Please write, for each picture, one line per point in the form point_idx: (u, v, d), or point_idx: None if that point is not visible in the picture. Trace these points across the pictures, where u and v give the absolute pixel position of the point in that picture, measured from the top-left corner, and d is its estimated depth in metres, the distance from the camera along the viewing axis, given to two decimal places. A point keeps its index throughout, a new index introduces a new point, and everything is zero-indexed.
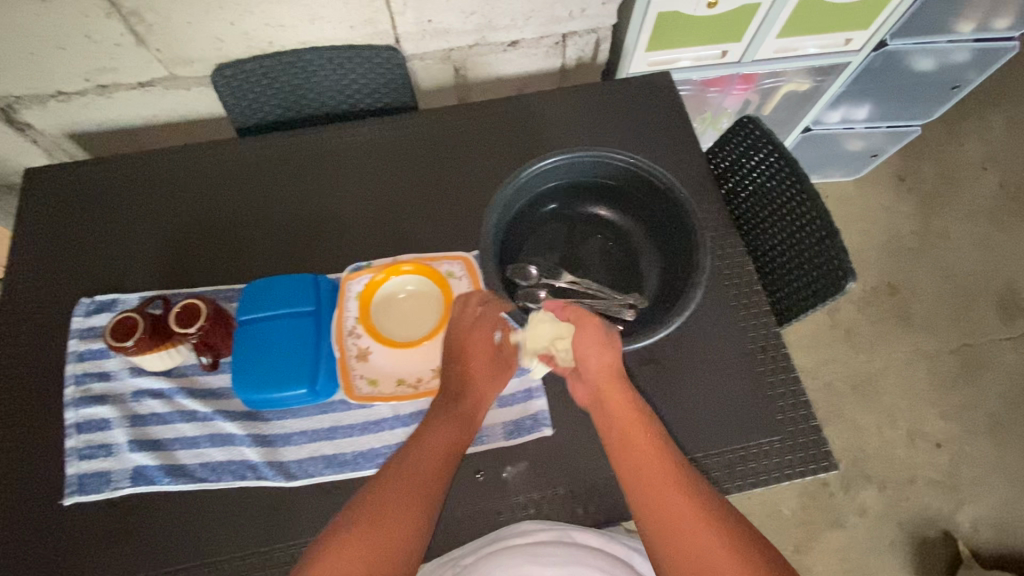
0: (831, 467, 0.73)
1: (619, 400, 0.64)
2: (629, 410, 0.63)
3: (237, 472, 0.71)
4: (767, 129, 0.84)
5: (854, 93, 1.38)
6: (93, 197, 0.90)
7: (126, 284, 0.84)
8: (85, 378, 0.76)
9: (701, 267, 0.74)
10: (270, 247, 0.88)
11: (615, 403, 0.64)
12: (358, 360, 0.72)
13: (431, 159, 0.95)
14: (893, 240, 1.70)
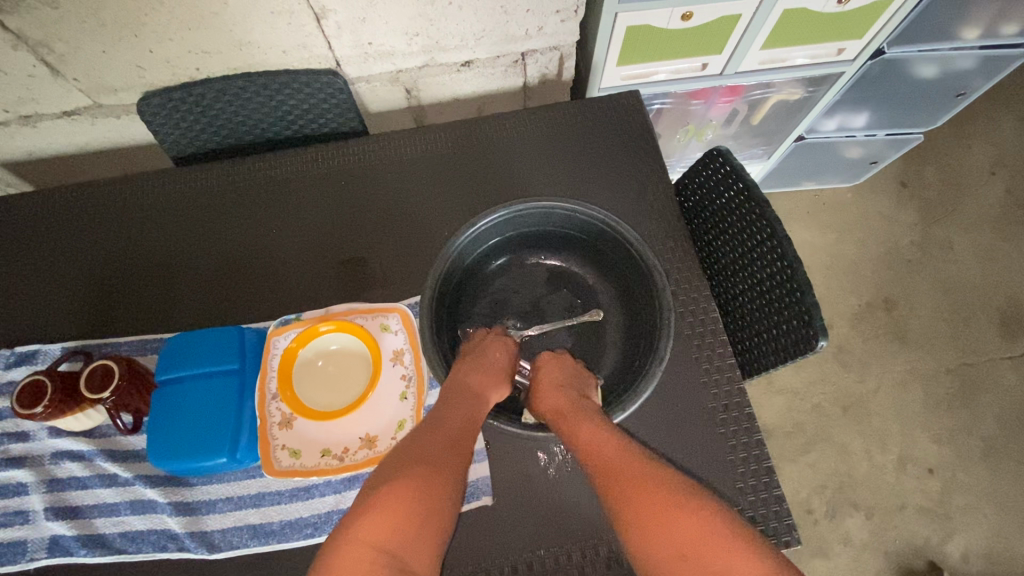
0: (793, 541, 0.67)
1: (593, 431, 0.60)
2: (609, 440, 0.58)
3: (157, 543, 0.67)
4: (738, 164, 0.76)
5: (849, 102, 1.29)
6: (26, 238, 0.86)
7: (53, 332, 0.80)
8: (3, 438, 0.72)
9: (662, 344, 0.67)
10: (205, 294, 0.83)
11: (590, 432, 0.60)
12: (281, 428, 0.67)
13: (379, 192, 0.88)
14: (891, 252, 1.61)
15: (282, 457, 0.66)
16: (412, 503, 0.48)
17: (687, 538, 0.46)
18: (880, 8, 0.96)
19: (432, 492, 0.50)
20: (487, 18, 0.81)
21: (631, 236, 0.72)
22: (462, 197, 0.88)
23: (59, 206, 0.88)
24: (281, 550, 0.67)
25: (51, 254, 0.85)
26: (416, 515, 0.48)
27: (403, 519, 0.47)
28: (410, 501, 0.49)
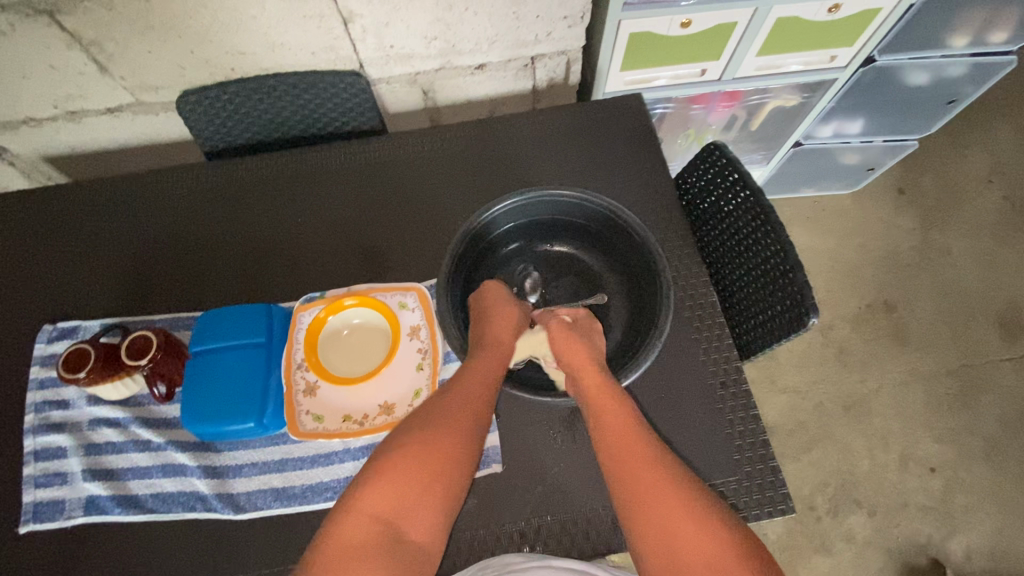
0: (788, 510, 0.70)
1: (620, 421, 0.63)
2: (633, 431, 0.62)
3: (187, 504, 0.72)
4: (734, 157, 0.81)
5: (845, 108, 1.34)
6: (66, 225, 0.92)
7: (92, 311, 0.86)
8: (44, 406, 0.77)
9: (662, 325, 0.71)
10: (233, 276, 0.88)
11: (614, 421, 0.63)
12: (306, 395, 0.72)
13: (397, 185, 0.94)
14: (890, 256, 1.65)
15: (310, 420, 0.71)
16: (443, 451, 0.58)
17: (678, 532, 0.52)
18: (869, 17, 1.02)
19: (460, 439, 0.59)
20: (500, 23, 0.87)
21: (637, 226, 0.76)
22: (473, 189, 0.93)
23: (100, 196, 0.95)
24: (302, 512, 0.71)
25: (91, 239, 0.92)
26: (448, 456, 0.58)
27: (435, 463, 0.57)
28: (442, 448, 0.58)
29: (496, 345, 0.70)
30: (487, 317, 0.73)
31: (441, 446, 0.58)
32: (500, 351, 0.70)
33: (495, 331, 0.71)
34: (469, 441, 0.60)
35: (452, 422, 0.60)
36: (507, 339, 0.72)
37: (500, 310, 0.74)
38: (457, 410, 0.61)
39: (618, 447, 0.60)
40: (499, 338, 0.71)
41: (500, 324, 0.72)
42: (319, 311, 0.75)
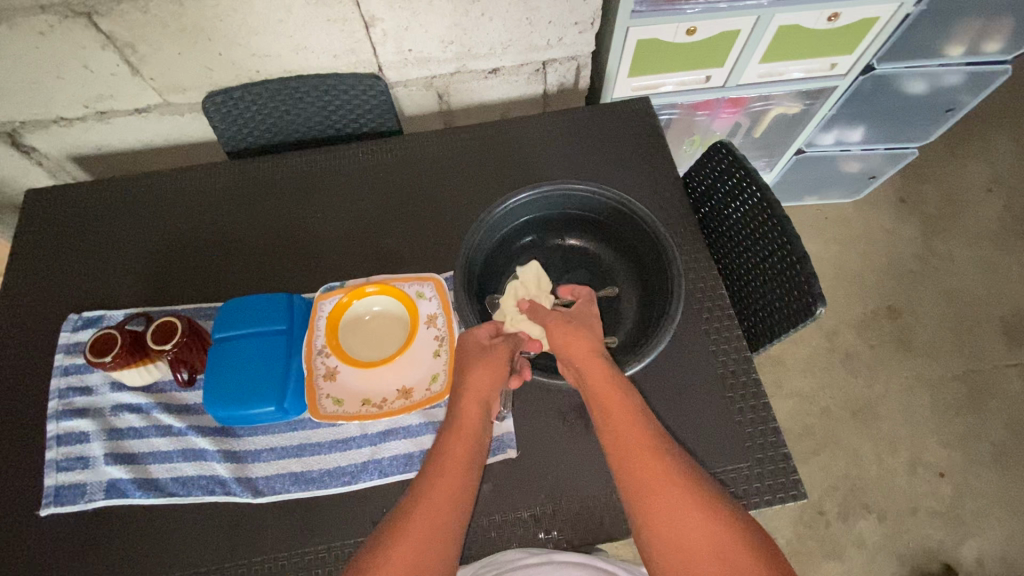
0: (800, 495, 0.71)
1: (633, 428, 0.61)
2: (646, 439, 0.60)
3: (206, 488, 0.73)
4: (740, 155, 0.85)
5: (846, 116, 1.38)
6: (91, 220, 0.95)
7: (116, 301, 0.88)
8: (68, 392, 0.79)
9: (673, 311, 0.73)
10: (253, 269, 0.91)
11: (610, 401, 0.64)
12: (326, 379, 0.74)
13: (412, 184, 0.97)
14: (893, 263, 1.67)
15: (330, 402, 0.73)
16: (423, 552, 0.55)
17: (677, 508, 0.55)
18: (867, 26, 1.06)
19: (438, 537, 0.56)
20: (514, 29, 0.91)
21: (648, 218, 0.78)
22: (487, 187, 0.96)
23: (123, 193, 0.98)
24: (319, 496, 0.72)
25: (115, 234, 0.94)
26: (427, 559, 0.55)
27: (417, 565, 0.54)
28: (421, 549, 0.55)
29: (469, 419, 0.66)
30: (460, 381, 0.68)
31: (420, 546, 0.55)
32: (473, 425, 0.66)
33: (469, 399, 0.67)
34: (449, 539, 0.57)
35: (426, 518, 0.57)
36: (483, 409, 0.67)
37: (475, 370, 0.68)
38: (429, 506, 0.58)
39: (617, 427, 0.62)
40: (472, 410, 0.66)
41: (473, 390, 0.67)
42: (341, 297, 0.77)
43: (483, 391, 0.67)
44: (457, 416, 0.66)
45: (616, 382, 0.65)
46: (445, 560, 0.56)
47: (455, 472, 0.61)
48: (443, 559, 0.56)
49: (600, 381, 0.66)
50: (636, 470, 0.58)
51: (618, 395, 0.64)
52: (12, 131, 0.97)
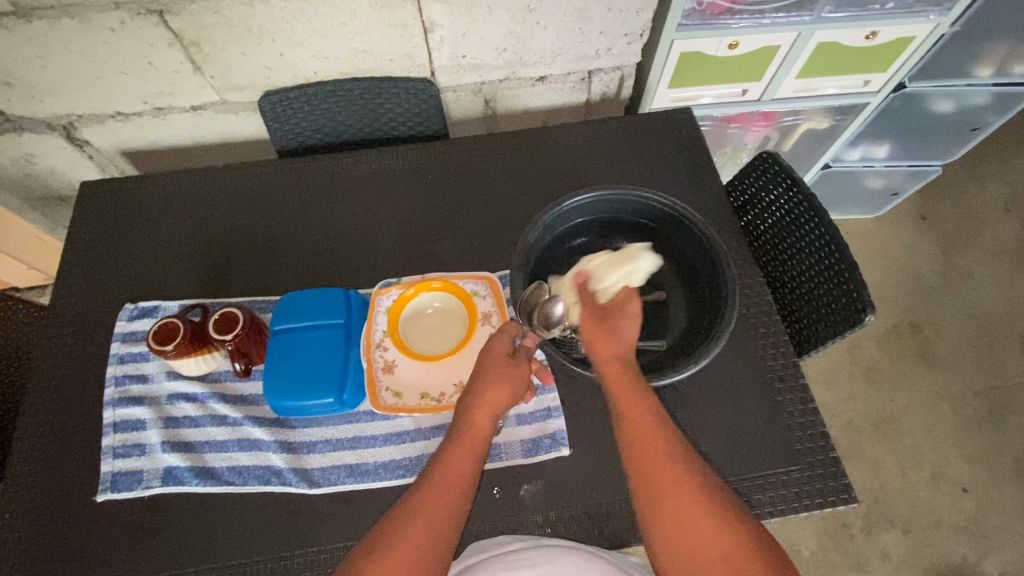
0: (851, 499, 0.72)
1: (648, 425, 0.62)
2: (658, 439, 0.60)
3: (262, 478, 0.74)
4: (787, 165, 0.87)
5: (873, 133, 1.41)
6: (142, 212, 0.97)
7: (167, 292, 0.89)
8: (124, 380, 0.81)
9: (729, 315, 0.74)
10: (301, 266, 0.90)
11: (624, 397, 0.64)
12: (385, 373, 0.76)
13: (459, 184, 0.96)
14: (914, 278, 1.69)
15: (390, 393, 0.75)
16: (416, 559, 0.55)
17: (691, 510, 0.55)
18: (903, 44, 1.10)
19: (433, 545, 0.57)
20: (566, 37, 0.97)
21: (701, 226, 0.81)
22: (535, 188, 0.96)
23: (171, 186, 0.99)
24: (374, 488, 0.73)
25: (163, 227, 0.95)
26: (422, 564, 0.55)
27: (410, 569, 0.55)
28: (414, 557, 0.55)
29: (477, 430, 0.64)
30: (474, 393, 0.66)
31: (413, 551, 0.56)
32: (481, 438, 0.64)
33: (479, 410, 0.65)
34: (443, 547, 0.57)
35: (421, 525, 0.57)
36: (493, 421, 0.66)
37: (493, 381, 0.66)
38: (426, 513, 0.58)
39: (633, 428, 0.62)
40: (480, 422, 0.65)
41: (486, 402, 0.65)
42: (403, 291, 0.81)
43: (496, 404, 0.66)
44: (465, 426, 0.65)
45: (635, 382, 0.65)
46: (438, 566, 0.56)
47: (454, 481, 0.61)
48: (436, 565, 0.56)
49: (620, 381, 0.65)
50: (649, 472, 0.58)
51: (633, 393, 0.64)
52: (68, 125, 1.01)
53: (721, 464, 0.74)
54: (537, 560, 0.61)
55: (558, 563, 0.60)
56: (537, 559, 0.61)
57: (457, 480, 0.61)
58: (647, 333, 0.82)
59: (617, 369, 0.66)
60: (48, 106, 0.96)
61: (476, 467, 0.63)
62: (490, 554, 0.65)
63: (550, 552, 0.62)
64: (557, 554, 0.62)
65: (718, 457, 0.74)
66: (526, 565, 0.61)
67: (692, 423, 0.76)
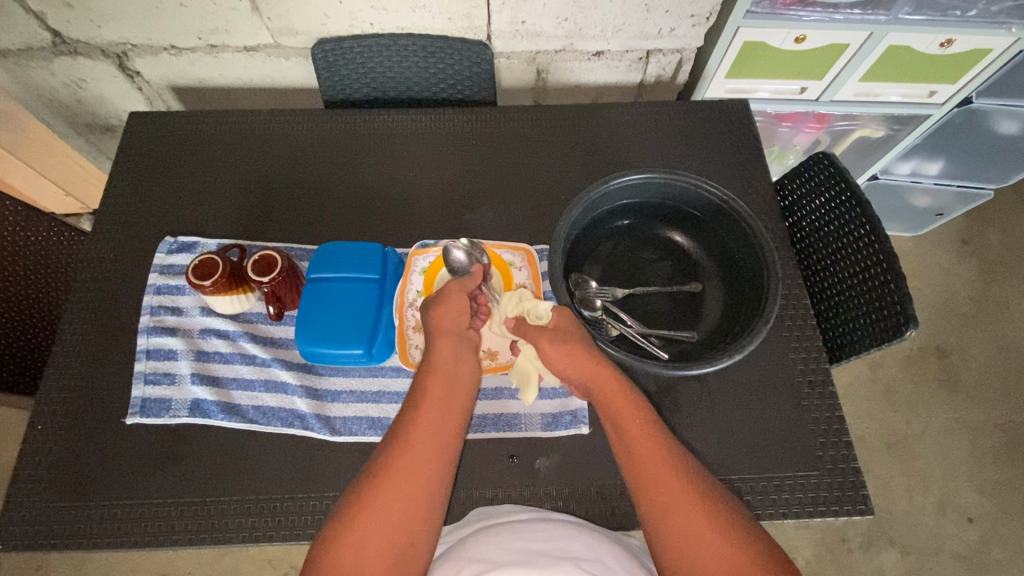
0: (867, 510, 0.71)
1: (645, 438, 0.61)
2: (659, 453, 0.60)
3: (286, 420, 0.75)
4: (843, 167, 0.84)
5: (927, 147, 1.36)
6: (185, 146, 0.97)
7: (205, 229, 0.90)
8: (159, 310, 0.82)
9: (767, 313, 0.73)
10: (338, 216, 0.90)
11: (625, 411, 0.64)
12: (415, 331, 0.78)
13: (503, 150, 0.95)
14: (947, 302, 1.65)
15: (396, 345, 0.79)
16: (416, 481, 0.56)
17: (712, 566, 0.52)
18: (977, 56, 1.05)
19: (432, 464, 0.58)
20: (630, 13, 0.96)
21: (748, 219, 0.79)
22: (580, 164, 0.94)
23: (215, 124, 0.99)
24: None
25: (205, 165, 0.95)
26: (425, 491, 0.56)
27: (410, 498, 0.55)
28: (414, 477, 0.56)
29: (445, 356, 0.66)
30: (432, 326, 0.69)
31: (411, 471, 0.56)
32: (451, 364, 0.66)
33: (446, 337, 0.68)
34: (443, 467, 0.59)
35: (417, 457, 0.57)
36: (457, 343, 0.68)
37: (438, 308, 0.69)
38: (416, 444, 0.58)
39: (641, 456, 0.60)
40: (447, 345, 0.67)
41: (443, 330, 0.68)
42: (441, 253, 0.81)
43: (454, 328, 0.69)
44: (433, 354, 0.67)
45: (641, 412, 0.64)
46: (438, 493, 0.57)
47: (435, 404, 0.62)
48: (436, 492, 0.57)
49: (611, 390, 0.66)
50: (662, 499, 0.56)
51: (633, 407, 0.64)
52: (122, 53, 1.02)
53: (739, 460, 0.74)
54: (553, 533, 0.59)
55: (573, 537, 0.59)
56: (550, 533, 0.59)
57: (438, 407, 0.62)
58: (676, 323, 0.80)
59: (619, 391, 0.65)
60: (105, 32, 0.97)
61: (459, 390, 0.65)
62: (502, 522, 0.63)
63: (565, 526, 0.61)
64: (572, 528, 0.60)
65: (735, 454, 0.74)
66: (541, 536, 0.58)
67: (715, 417, 0.76)
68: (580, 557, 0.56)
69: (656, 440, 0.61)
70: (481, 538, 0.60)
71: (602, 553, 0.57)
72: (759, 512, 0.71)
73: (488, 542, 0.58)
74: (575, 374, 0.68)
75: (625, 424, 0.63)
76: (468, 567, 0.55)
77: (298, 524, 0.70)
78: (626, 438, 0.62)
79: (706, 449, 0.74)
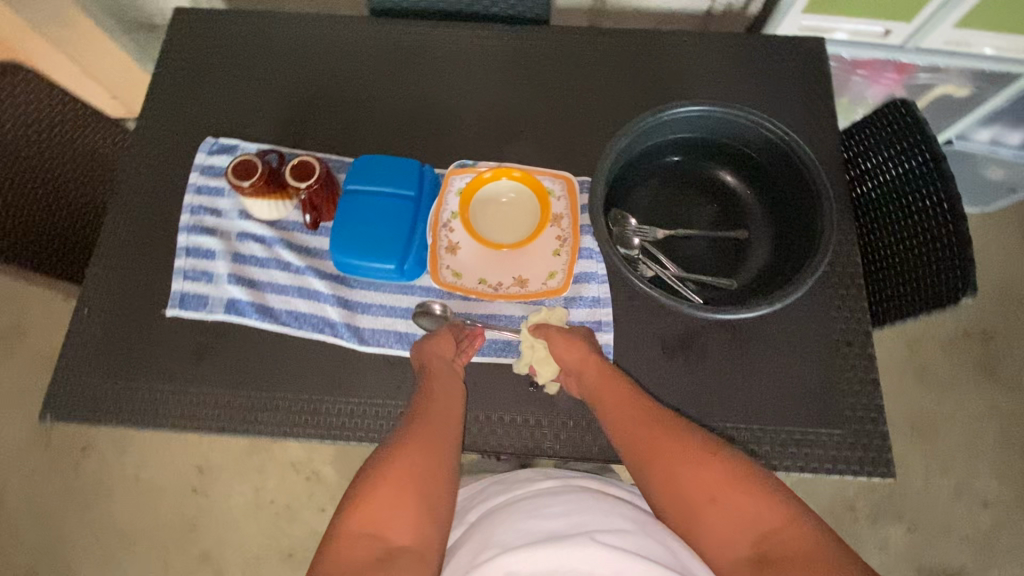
0: (888, 474, 0.70)
1: (632, 414, 0.63)
2: (647, 421, 0.62)
3: (317, 326, 0.77)
4: (921, 119, 0.77)
5: (1014, 112, 1.24)
6: (228, 47, 0.95)
7: (245, 133, 0.90)
8: (200, 211, 0.84)
9: (815, 266, 0.70)
10: (376, 130, 0.88)
11: (607, 390, 0.66)
12: (448, 252, 0.77)
13: (552, 74, 0.90)
14: (1002, 286, 1.55)
15: (426, 324, 0.76)
16: (412, 485, 0.56)
17: (728, 525, 0.54)
18: None
19: (427, 469, 0.58)
20: None
21: (810, 167, 0.74)
22: (632, 95, 0.88)
23: (259, 25, 0.96)
24: None
25: (247, 67, 0.93)
26: (422, 491, 0.56)
27: (408, 498, 0.55)
28: (408, 480, 0.56)
29: (434, 376, 0.67)
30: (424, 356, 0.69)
31: (405, 477, 0.56)
32: (441, 380, 0.67)
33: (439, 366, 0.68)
34: (438, 472, 0.59)
35: (409, 463, 0.57)
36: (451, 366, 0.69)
37: (431, 343, 0.70)
38: (407, 451, 0.58)
39: (632, 435, 0.62)
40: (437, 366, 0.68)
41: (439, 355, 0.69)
42: (479, 174, 0.79)
43: (445, 355, 0.69)
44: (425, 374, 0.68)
45: (625, 387, 0.66)
46: (437, 497, 0.57)
47: (426, 416, 0.62)
48: (435, 495, 0.57)
49: (598, 373, 0.67)
50: (664, 469, 0.58)
51: (615, 383, 0.66)
52: None
53: (761, 410, 0.73)
54: (566, 508, 0.59)
55: (585, 510, 0.58)
56: (566, 505, 0.60)
57: (430, 419, 0.62)
58: (715, 268, 0.77)
59: (605, 374, 0.67)
60: None
61: (450, 405, 0.65)
62: (518, 500, 0.64)
63: (582, 498, 0.61)
64: (588, 502, 0.60)
65: (760, 406, 0.73)
66: (556, 510, 0.59)
67: (743, 367, 0.74)
68: (596, 527, 0.56)
69: (644, 412, 0.63)
70: (500, 515, 0.62)
71: (619, 519, 0.57)
72: (775, 463, 0.71)
73: (507, 520, 0.60)
74: (564, 362, 0.70)
75: (610, 407, 0.65)
76: (486, 552, 0.56)
77: (323, 424, 0.73)
78: (618, 421, 0.63)
79: (729, 397, 0.73)
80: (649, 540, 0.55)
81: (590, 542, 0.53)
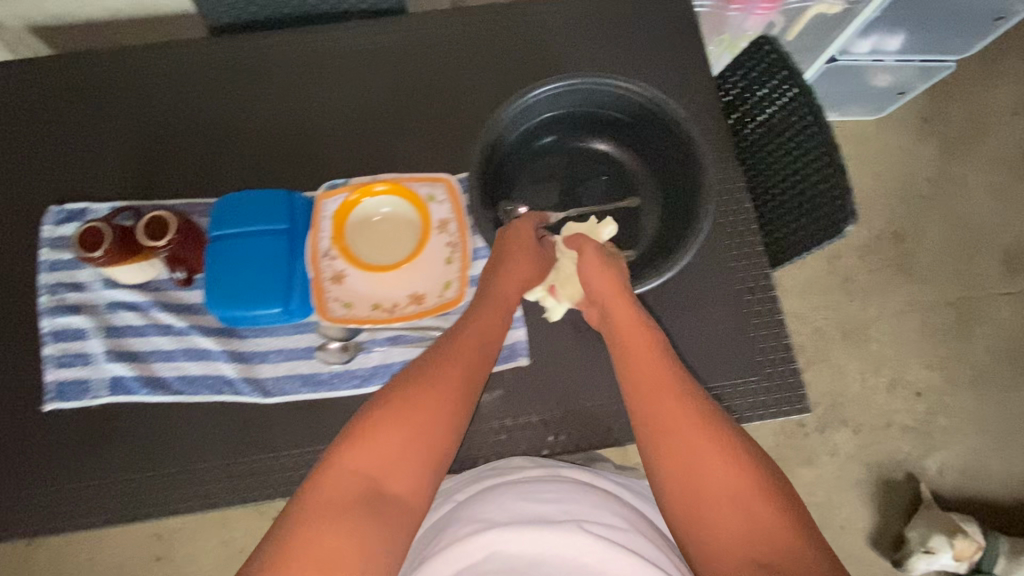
0: (804, 409, 0.72)
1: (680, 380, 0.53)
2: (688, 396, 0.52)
3: (214, 387, 0.72)
4: (784, 52, 0.74)
5: (887, 20, 1.26)
6: (53, 98, 0.85)
7: (93, 192, 0.81)
8: (59, 288, 0.76)
9: (699, 227, 0.68)
10: (237, 162, 0.81)
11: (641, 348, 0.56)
12: (333, 283, 0.72)
13: (413, 67, 0.85)
14: (906, 186, 1.62)
15: (329, 334, 0.73)
16: (409, 434, 0.49)
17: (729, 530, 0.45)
18: None
19: (429, 432, 0.50)
20: None
21: (682, 122, 0.72)
22: (501, 76, 0.84)
23: (82, 67, 0.86)
24: (330, 396, 0.72)
25: (79, 118, 0.84)
26: (416, 450, 0.49)
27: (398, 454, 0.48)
28: (407, 430, 0.49)
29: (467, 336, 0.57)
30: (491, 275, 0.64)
31: (408, 422, 0.49)
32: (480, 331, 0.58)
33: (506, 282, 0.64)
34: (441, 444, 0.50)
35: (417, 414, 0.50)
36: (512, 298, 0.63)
37: (516, 256, 0.65)
38: (424, 396, 0.52)
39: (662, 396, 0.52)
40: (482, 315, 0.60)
41: (508, 275, 0.63)
42: (348, 195, 0.74)
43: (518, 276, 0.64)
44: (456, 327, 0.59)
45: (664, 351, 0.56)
46: (427, 466, 0.49)
47: (458, 364, 0.55)
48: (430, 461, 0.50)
49: (633, 330, 0.58)
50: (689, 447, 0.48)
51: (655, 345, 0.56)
52: None
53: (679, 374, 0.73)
54: (558, 496, 0.60)
55: (577, 503, 0.59)
56: (556, 495, 0.60)
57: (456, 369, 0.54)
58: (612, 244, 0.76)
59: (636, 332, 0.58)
60: None
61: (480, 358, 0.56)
62: (506, 483, 0.63)
63: (573, 491, 0.61)
64: (577, 496, 0.60)
65: None
66: (548, 498, 0.59)
67: None
68: (583, 518, 0.57)
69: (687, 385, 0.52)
70: (484, 497, 0.61)
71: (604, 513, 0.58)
72: None
73: (498, 499, 0.60)
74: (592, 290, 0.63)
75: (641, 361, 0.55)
76: (470, 526, 0.56)
77: (240, 487, 0.69)
78: (648, 388, 0.53)
79: None
80: (634, 541, 0.55)
81: (577, 529, 0.54)
